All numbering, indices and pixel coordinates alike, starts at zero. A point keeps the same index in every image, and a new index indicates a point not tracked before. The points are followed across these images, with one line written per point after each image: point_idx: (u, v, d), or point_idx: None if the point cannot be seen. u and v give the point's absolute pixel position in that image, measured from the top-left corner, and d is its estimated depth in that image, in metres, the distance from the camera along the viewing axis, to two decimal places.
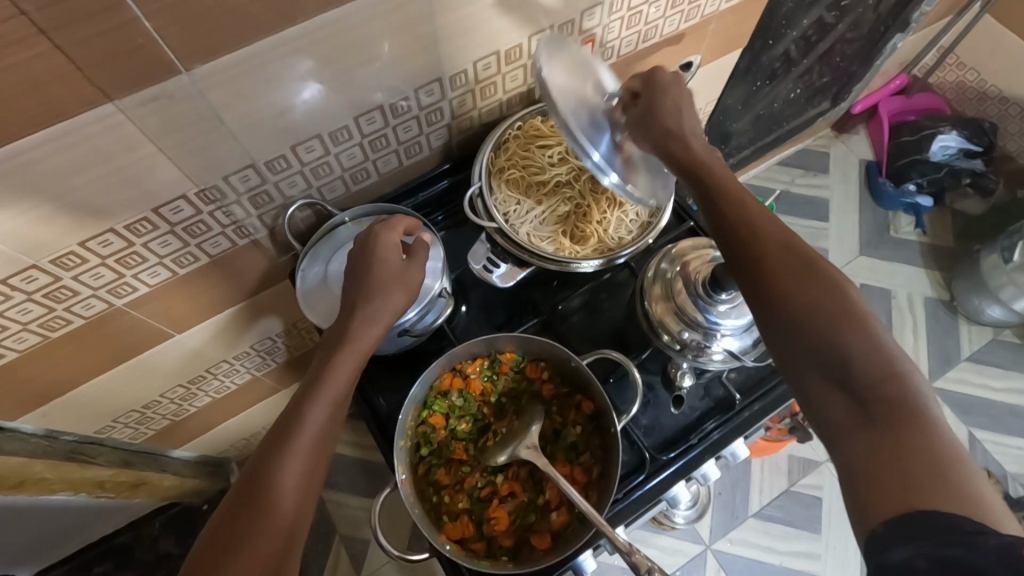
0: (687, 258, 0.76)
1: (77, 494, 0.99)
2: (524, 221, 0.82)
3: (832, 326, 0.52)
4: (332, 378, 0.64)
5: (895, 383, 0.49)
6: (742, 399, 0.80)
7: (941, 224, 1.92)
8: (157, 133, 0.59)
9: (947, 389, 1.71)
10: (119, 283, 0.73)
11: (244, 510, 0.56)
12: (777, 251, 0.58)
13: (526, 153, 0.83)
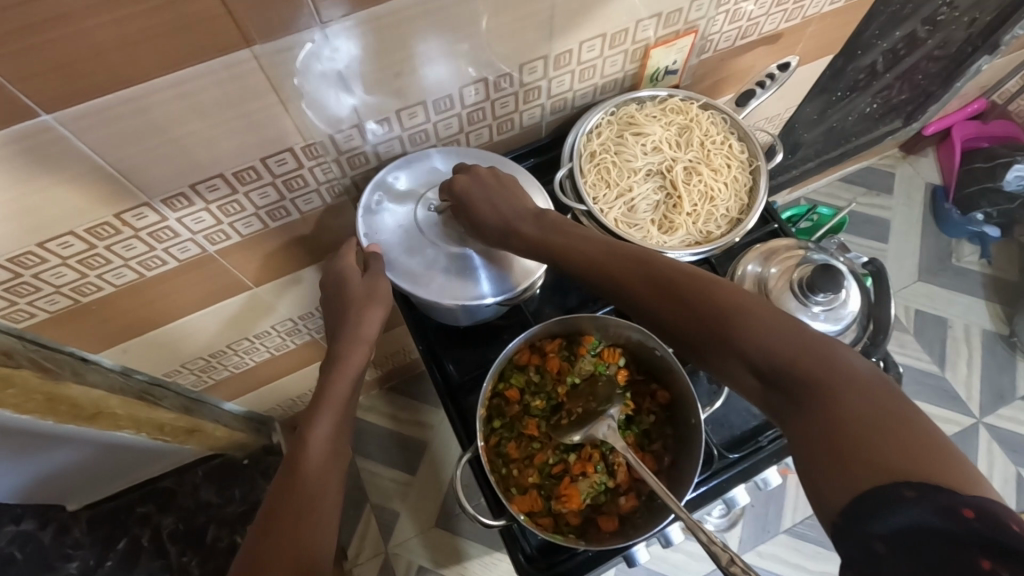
0: (778, 256, 0.71)
1: (139, 434, 1.01)
2: (613, 206, 0.80)
3: (722, 324, 0.56)
4: (331, 400, 0.68)
5: (797, 358, 0.51)
6: None
7: (1006, 257, 1.87)
8: (282, 84, 0.61)
9: (998, 425, 1.67)
10: (216, 229, 0.76)
11: (270, 538, 0.59)
12: (641, 269, 0.63)
13: (621, 139, 0.82)
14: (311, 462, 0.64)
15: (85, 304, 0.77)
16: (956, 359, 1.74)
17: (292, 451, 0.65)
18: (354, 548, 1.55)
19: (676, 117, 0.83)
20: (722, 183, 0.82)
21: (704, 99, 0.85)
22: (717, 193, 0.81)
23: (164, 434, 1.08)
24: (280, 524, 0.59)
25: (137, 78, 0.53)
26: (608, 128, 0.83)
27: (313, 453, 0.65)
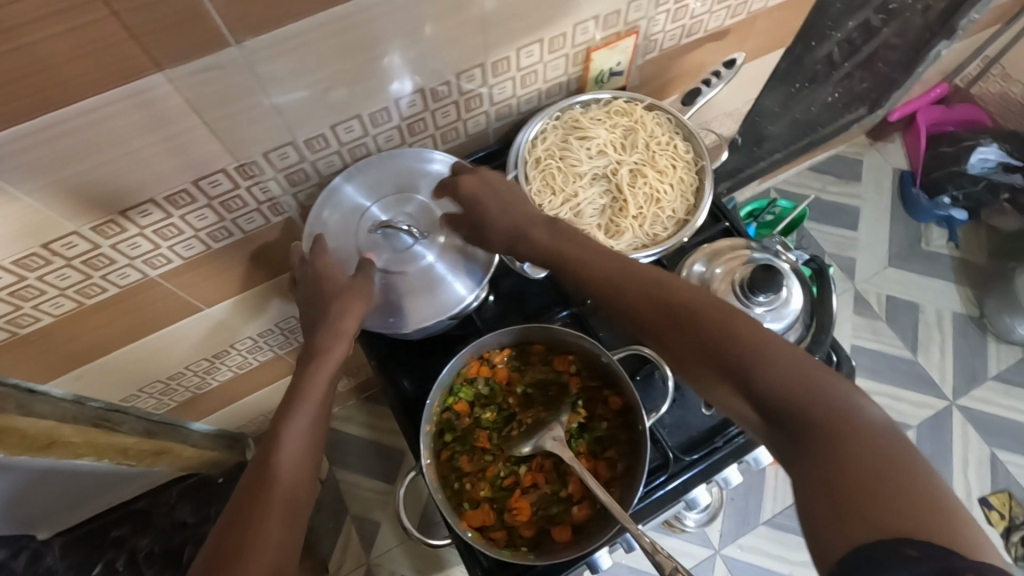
0: (724, 258, 0.71)
1: (102, 461, 0.97)
2: (558, 212, 0.80)
3: (736, 360, 0.53)
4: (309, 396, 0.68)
5: (806, 395, 0.49)
6: None
7: (974, 240, 1.89)
8: (204, 106, 0.59)
9: (971, 407, 1.68)
10: (155, 254, 0.74)
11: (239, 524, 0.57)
12: (658, 295, 0.60)
13: (567, 144, 0.81)
14: (286, 453, 0.64)
15: (24, 335, 0.75)
16: (928, 343, 1.76)
17: (267, 444, 0.64)
18: (335, 561, 1.54)
19: (621, 119, 0.82)
20: (668, 184, 0.82)
21: (648, 100, 0.84)
22: (663, 194, 0.81)
23: (131, 458, 1.05)
24: (249, 511, 0.58)
25: (44, 109, 0.51)
26: (553, 132, 0.82)
27: (289, 445, 0.64)
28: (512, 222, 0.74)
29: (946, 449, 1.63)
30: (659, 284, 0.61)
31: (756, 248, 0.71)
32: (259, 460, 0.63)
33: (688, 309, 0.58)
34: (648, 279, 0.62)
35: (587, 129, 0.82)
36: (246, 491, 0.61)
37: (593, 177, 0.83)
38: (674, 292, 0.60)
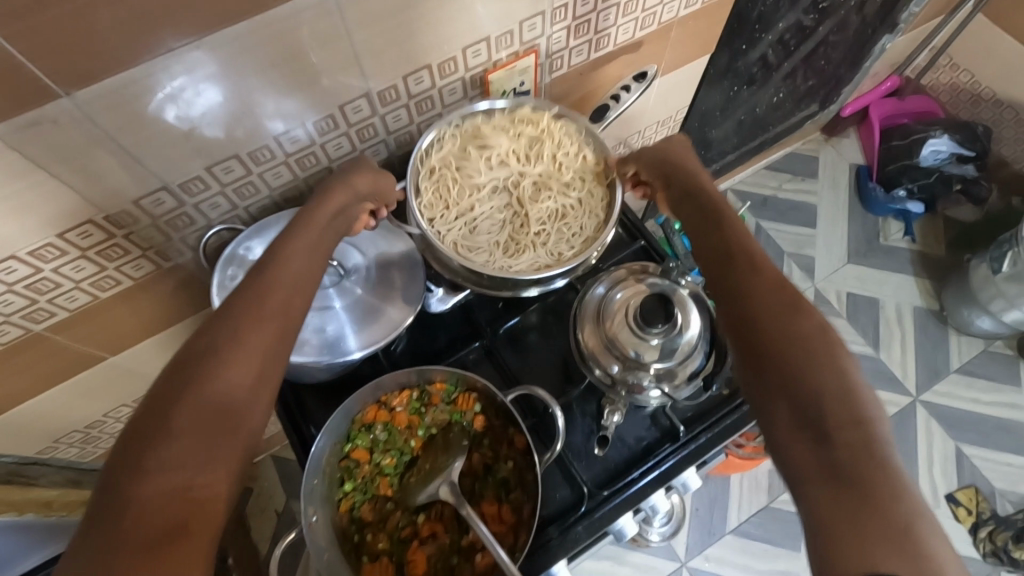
0: (626, 285, 0.72)
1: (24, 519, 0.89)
2: (451, 227, 0.78)
3: (810, 371, 0.51)
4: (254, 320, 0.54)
5: (855, 428, 0.47)
6: (687, 431, 0.76)
7: (932, 235, 1.85)
8: (48, 159, 0.56)
9: (934, 402, 1.66)
10: (33, 309, 0.70)
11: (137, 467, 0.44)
12: (770, 294, 0.56)
13: (464, 153, 0.79)
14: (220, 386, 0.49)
15: None
16: (890, 339, 1.74)
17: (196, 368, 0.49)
18: None
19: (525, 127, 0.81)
20: (571, 200, 0.81)
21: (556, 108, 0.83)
22: (567, 209, 0.81)
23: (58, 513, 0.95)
24: (133, 481, 0.43)
25: None
26: (451, 141, 0.79)
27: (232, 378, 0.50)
28: (698, 182, 0.71)
29: (910, 445, 1.61)
30: (780, 285, 0.56)
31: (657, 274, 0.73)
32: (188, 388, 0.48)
33: (790, 303, 0.55)
34: (769, 276, 0.58)
35: (491, 136, 0.79)
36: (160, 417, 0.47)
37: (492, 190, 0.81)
38: (791, 288, 0.56)
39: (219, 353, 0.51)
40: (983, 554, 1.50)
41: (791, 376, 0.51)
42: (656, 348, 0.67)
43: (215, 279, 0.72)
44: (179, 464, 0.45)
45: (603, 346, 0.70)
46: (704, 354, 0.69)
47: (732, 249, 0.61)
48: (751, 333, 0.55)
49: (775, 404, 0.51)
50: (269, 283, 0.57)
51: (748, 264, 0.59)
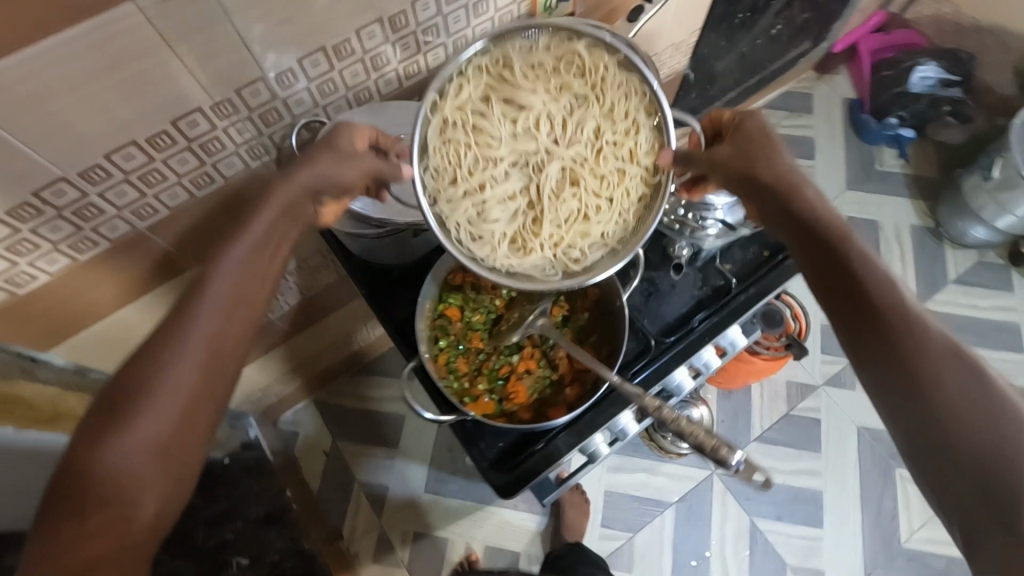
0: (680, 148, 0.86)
1: None
2: (461, 206, 0.72)
3: (1006, 457, 0.52)
4: (235, 287, 0.63)
5: None
6: (739, 285, 0.87)
7: (923, 156, 1.98)
8: (176, 38, 0.62)
9: (935, 311, 1.77)
10: (142, 202, 0.77)
11: (114, 403, 0.56)
12: (940, 355, 0.57)
13: (486, 108, 0.72)
14: (195, 340, 0.59)
15: (22, 297, 0.77)
16: (890, 256, 1.84)
17: (176, 323, 0.60)
18: (348, 527, 1.59)
19: (575, 83, 0.73)
20: (600, 196, 0.74)
21: (607, 63, 0.72)
22: (591, 210, 0.74)
23: None
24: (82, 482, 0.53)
25: (19, 44, 0.54)
26: (474, 86, 0.71)
27: (204, 339, 0.60)
28: (817, 209, 0.69)
29: None
30: (950, 343, 0.58)
31: None
32: (167, 342, 0.59)
33: (973, 389, 0.55)
34: (932, 334, 0.59)
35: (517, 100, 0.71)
36: (140, 364, 0.58)
37: (512, 163, 0.74)
38: (973, 367, 0.57)
39: (158, 356, 0.58)
40: None
41: (987, 473, 0.52)
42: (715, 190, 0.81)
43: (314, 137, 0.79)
44: (116, 469, 0.54)
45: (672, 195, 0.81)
46: None
47: (886, 305, 0.61)
48: (916, 395, 0.57)
49: (953, 466, 0.54)
50: (204, 282, 0.62)
51: (906, 324, 0.60)
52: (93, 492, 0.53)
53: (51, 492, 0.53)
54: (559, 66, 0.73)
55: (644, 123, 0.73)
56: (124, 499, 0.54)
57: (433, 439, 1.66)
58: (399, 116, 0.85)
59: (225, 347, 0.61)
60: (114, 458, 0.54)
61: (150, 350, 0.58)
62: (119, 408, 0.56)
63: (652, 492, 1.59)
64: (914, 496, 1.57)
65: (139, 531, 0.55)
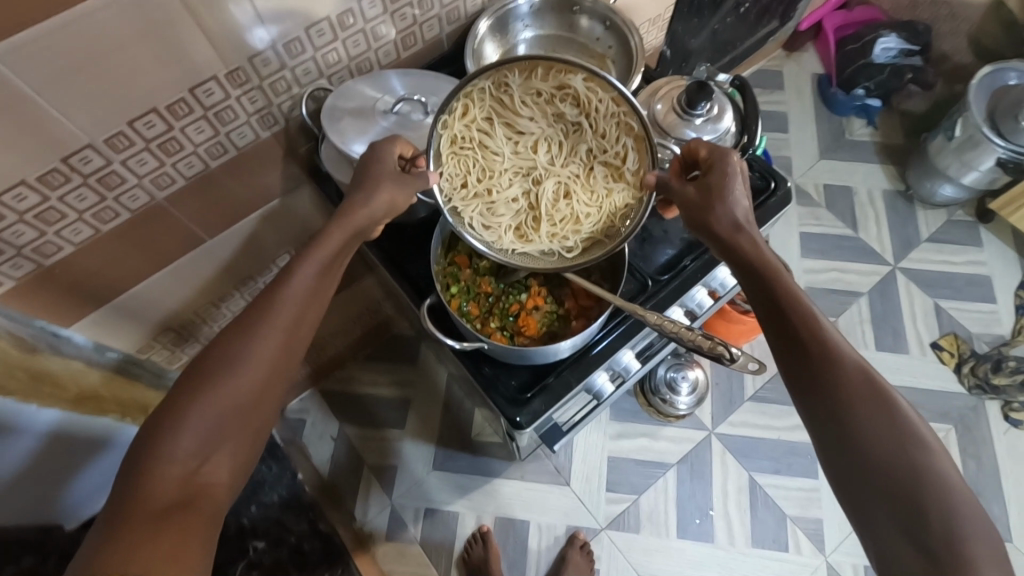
0: (660, 90, 0.86)
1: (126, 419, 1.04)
2: (472, 206, 0.80)
3: (909, 468, 0.60)
4: (310, 284, 0.71)
5: (945, 522, 0.57)
6: None
7: (891, 124, 2.07)
8: (194, 5, 0.68)
9: (911, 268, 1.85)
10: (161, 171, 0.81)
11: (199, 375, 0.64)
12: (859, 391, 0.63)
13: (491, 128, 0.80)
14: (274, 329, 0.68)
15: (49, 266, 0.81)
16: (866, 220, 1.93)
17: (260, 312, 0.68)
18: (360, 508, 1.61)
19: (569, 109, 0.79)
20: (591, 205, 0.81)
21: (602, 92, 0.76)
22: (582, 215, 0.80)
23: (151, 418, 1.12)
24: (167, 439, 0.60)
25: (56, 8, 0.59)
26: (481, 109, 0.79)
27: (284, 328, 0.69)
28: (755, 246, 0.72)
29: (894, 307, 1.80)
30: (868, 381, 0.64)
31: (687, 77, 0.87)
32: (251, 326, 0.67)
33: (883, 407, 0.62)
34: (852, 369, 0.65)
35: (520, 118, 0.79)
36: (223, 347, 0.66)
37: (515, 172, 0.82)
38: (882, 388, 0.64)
39: (246, 339, 0.66)
40: (969, 388, 1.69)
41: (894, 484, 0.60)
42: (699, 131, 0.82)
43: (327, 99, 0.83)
44: (197, 428, 0.62)
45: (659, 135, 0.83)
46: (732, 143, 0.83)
47: (814, 344, 0.66)
48: (835, 424, 0.64)
49: (865, 483, 0.61)
50: (288, 277, 0.71)
51: (829, 360, 0.65)
52: (180, 445, 0.60)
53: (139, 443, 0.61)
54: (556, 96, 0.79)
55: (628, 146, 0.78)
56: (198, 457, 0.61)
57: (438, 418, 1.70)
58: (412, 83, 0.88)
59: (295, 336, 0.70)
60: (201, 421, 0.62)
61: (235, 335, 0.67)
62: (207, 382, 0.64)
63: (655, 455, 1.64)
64: None
65: (217, 484, 0.62)
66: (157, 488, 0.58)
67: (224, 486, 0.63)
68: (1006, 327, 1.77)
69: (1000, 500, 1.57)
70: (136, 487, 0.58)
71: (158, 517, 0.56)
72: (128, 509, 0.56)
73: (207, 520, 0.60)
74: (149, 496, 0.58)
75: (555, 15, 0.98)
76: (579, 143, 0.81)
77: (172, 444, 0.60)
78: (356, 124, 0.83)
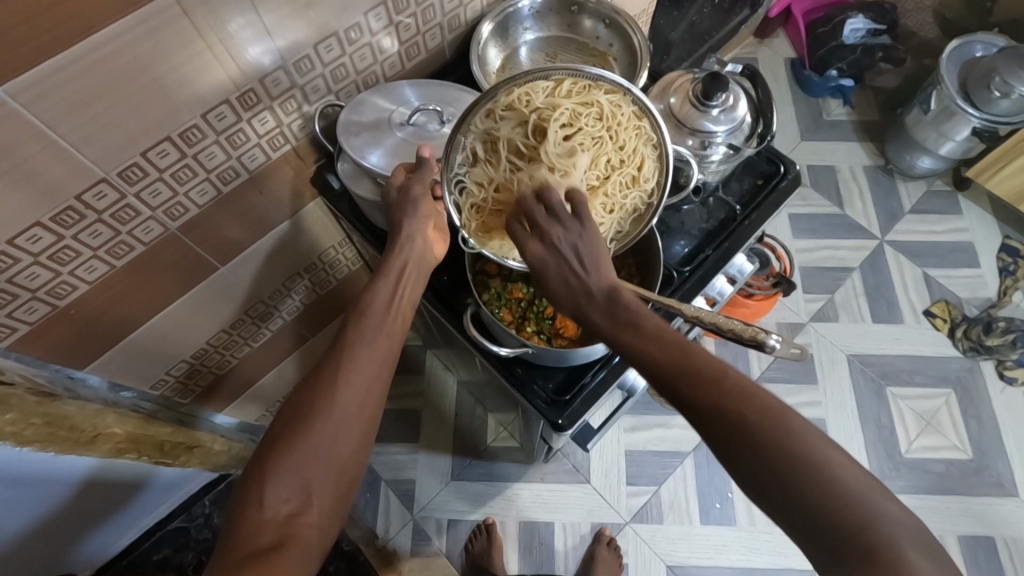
0: (674, 84, 0.89)
1: (140, 458, 1.03)
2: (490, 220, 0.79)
3: (786, 452, 0.51)
4: (381, 321, 0.73)
5: (842, 505, 0.49)
6: (743, 210, 0.95)
7: (865, 101, 2.13)
8: (205, 27, 0.67)
9: (897, 240, 1.91)
10: (174, 202, 0.80)
11: (289, 423, 0.65)
12: (724, 390, 0.55)
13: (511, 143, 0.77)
14: (354, 373, 0.68)
15: (64, 308, 0.78)
16: (850, 196, 1.98)
17: (339, 355, 0.69)
18: (381, 526, 1.58)
19: (591, 123, 0.78)
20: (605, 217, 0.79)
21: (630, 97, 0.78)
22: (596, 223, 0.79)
23: (166, 455, 1.08)
24: (261, 488, 0.60)
25: (72, 39, 0.57)
26: (511, 125, 0.77)
27: (359, 369, 0.69)
28: (604, 278, 0.63)
29: (886, 279, 1.85)
30: (719, 375, 0.55)
31: (699, 69, 0.89)
32: (330, 373, 0.68)
33: (741, 397, 0.54)
34: (710, 365, 0.56)
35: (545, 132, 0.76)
36: (306, 395, 0.66)
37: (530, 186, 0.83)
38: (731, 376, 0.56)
39: (326, 384, 0.67)
40: (963, 351, 1.74)
41: (787, 479, 0.50)
42: (716, 121, 0.84)
43: (344, 116, 0.84)
44: (286, 478, 0.61)
45: (676, 127, 0.86)
46: (746, 133, 0.86)
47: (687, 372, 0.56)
48: (734, 456, 0.53)
49: (792, 519, 0.50)
50: (358, 321, 0.72)
51: (684, 365, 0.57)
52: (270, 491, 0.60)
53: (236, 498, 0.61)
54: (579, 110, 0.78)
55: (646, 155, 0.80)
56: (288, 506, 0.60)
57: (452, 427, 1.69)
58: (425, 92, 0.89)
59: (376, 377, 0.70)
60: (290, 466, 0.62)
61: (315, 381, 0.67)
62: (292, 429, 0.64)
63: (670, 444, 1.66)
64: (907, 408, 1.68)
65: (311, 527, 0.61)
66: (255, 533, 0.58)
67: (314, 547, 0.60)
68: (992, 289, 1.83)
69: (1003, 456, 1.62)
70: (233, 538, 0.58)
71: (246, 562, 0.55)
72: (224, 558, 0.56)
73: (302, 564, 0.58)
74: (249, 542, 0.58)
75: (555, 16, 1.01)
76: (601, 154, 0.78)
77: (265, 488, 0.60)
78: (370, 137, 0.84)
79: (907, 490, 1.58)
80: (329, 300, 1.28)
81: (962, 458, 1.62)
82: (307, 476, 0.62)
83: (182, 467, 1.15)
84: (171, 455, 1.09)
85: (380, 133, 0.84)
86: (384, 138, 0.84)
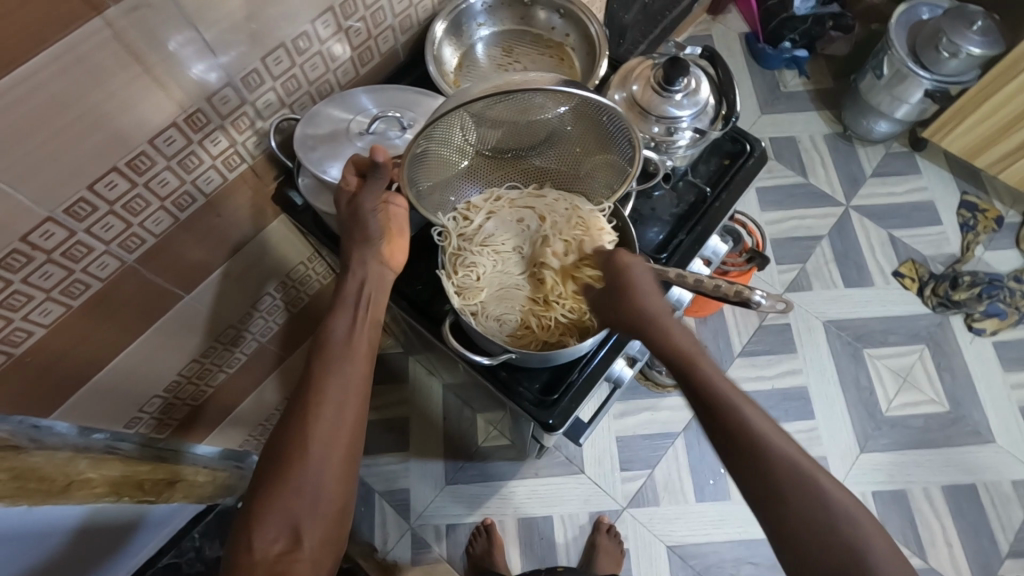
0: (636, 71, 0.89)
1: (121, 499, 0.98)
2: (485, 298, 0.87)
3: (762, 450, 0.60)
4: (349, 347, 0.71)
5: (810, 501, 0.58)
6: (712, 191, 0.96)
7: (819, 70, 2.16)
8: (144, 50, 0.63)
9: (861, 204, 1.94)
10: (128, 234, 0.76)
11: (273, 463, 0.64)
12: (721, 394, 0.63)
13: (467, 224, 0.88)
14: (330, 404, 0.66)
15: (20, 355, 0.74)
16: (813, 164, 2.01)
17: (317, 386, 0.67)
18: (380, 538, 1.56)
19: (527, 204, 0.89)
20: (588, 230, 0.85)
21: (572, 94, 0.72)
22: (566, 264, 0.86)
23: (147, 493, 1.04)
24: (251, 533, 0.60)
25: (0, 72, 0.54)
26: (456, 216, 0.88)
27: (335, 399, 0.67)
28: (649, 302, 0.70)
29: (853, 243, 1.89)
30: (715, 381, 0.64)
31: (659, 55, 0.89)
32: (304, 408, 0.65)
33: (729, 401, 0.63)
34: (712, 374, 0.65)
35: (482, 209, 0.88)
36: (286, 433, 0.65)
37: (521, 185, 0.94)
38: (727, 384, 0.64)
39: (304, 418, 0.65)
40: (933, 307, 1.79)
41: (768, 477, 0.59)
42: (679, 107, 0.84)
43: (298, 136, 0.81)
44: (273, 518, 0.60)
45: (640, 116, 0.85)
46: (711, 117, 0.86)
47: (780, 466, 0.59)
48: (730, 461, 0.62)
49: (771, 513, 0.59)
50: (332, 349, 0.70)
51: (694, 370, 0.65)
52: (259, 534, 0.60)
53: (227, 543, 0.61)
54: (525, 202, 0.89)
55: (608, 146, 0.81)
56: (280, 547, 0.60)
57: (441, 431, 1.68)
58: (382, 98, 0.86)
59: (353, 405, 0.68)
60: (276, 507, 0.61)
61: (292, 416, 0.65)
62: (274, 469, 0.63)
63: (659, 426, 1.67)
64: (884, 368, 1.72)
65: (302, 562, 0.60)
66: None
67: None
68: (955, 245, 1.88)
69: (979, 406, 1.67)
70: None
71: None
72: None
73: None
74: None
75: (508, 9, 0.99)
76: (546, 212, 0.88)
77: (254, 534, 0.60)
78: (326, 153, 0.81)
79: (891, 447, 1.63)
80: (303, 317, 1.25)
81: (939, 411, 1.67)
82: (295, 516, 0.61)
83: (164, 501, 1.11)
84: (153, 492, 1.05)
85: (336, 145, 0.82)
86: (343, 152, 0.81)
